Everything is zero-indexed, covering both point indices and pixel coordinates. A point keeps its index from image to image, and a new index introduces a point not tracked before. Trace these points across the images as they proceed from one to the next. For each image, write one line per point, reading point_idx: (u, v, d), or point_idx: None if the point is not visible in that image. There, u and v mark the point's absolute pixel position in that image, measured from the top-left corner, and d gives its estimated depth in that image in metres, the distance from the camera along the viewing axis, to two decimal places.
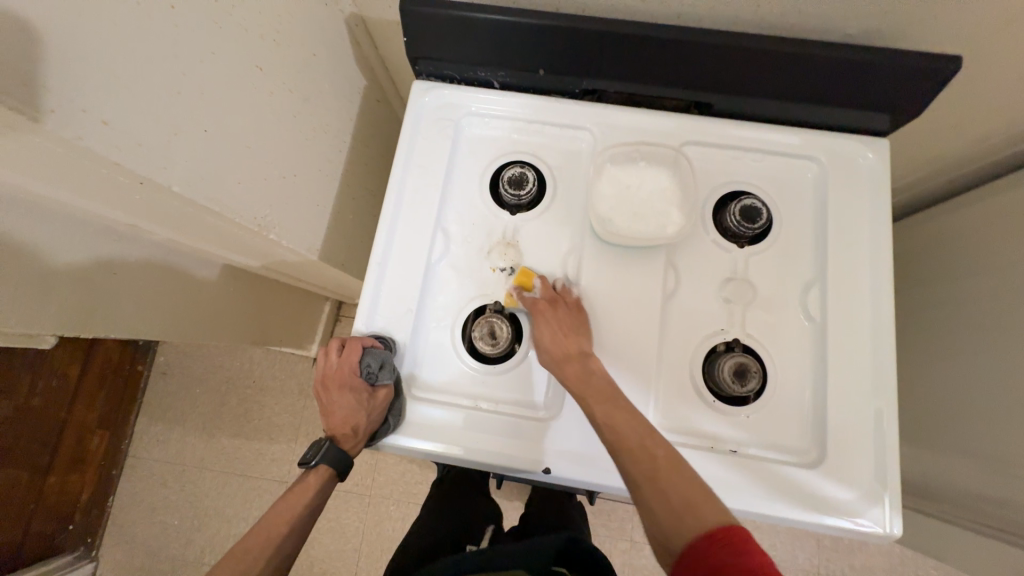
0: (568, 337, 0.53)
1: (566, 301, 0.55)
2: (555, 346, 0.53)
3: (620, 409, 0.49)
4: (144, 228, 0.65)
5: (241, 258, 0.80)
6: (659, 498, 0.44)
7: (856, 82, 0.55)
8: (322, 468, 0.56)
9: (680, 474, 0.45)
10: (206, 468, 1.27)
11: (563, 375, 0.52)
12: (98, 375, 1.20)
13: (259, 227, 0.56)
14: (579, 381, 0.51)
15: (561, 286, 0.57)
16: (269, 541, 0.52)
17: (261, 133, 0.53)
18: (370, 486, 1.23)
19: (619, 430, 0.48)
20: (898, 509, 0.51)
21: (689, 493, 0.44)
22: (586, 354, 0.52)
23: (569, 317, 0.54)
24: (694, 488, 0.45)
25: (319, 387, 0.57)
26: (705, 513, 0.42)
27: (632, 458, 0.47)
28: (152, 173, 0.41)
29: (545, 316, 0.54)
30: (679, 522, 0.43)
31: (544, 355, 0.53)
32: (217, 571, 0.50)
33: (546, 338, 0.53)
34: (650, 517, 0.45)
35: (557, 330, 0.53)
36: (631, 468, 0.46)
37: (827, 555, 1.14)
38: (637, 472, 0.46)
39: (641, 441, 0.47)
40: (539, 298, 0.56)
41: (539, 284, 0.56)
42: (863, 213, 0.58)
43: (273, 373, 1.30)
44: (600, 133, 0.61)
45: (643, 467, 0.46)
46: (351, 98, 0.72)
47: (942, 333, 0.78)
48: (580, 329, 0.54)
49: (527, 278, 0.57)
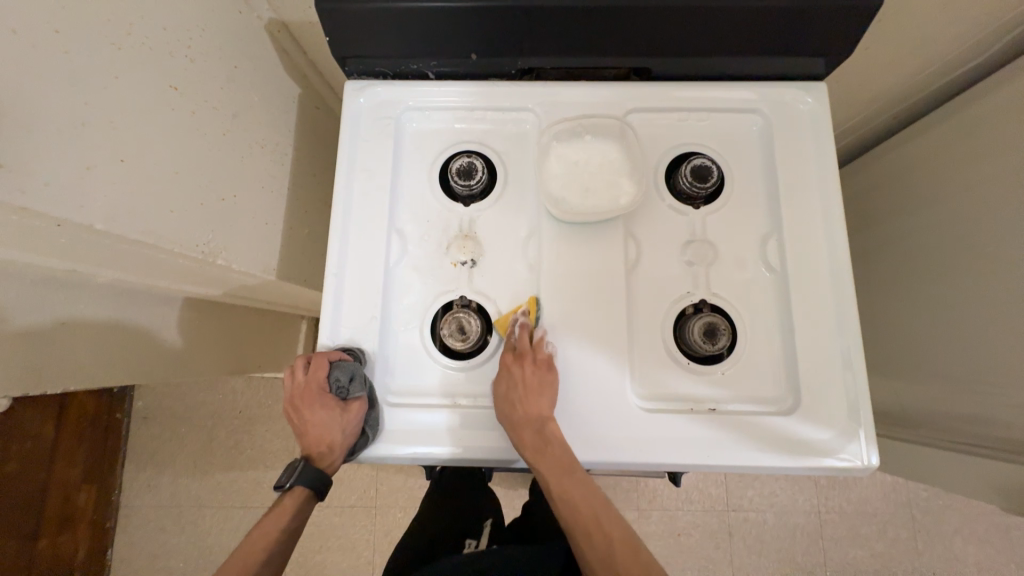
0: (529, 400, 0.51)
1: (535, 355, 0.53)
2: (513, 406, 0.52)
3: (576, 480, 0.51)
4: (86, 272, 0.62)
5: (199, 289, 0.77)
6: (606, 571, 0.50)
7: (789, 28, 0.54)
8: (298, 489, 0.55)
9: (628, 549, 0.51)
10: (203, 506, 1.24)
11: (517, 443, 0.51)
12: (75, 430, 1.16)
13: (204, 253, 0.53)
14: (535, 448, 0.51)
15: (538, 338, 0.54)
16: (245, 571, 0.51)
17: (190, 156, 0.51)
18: (374, 498, 1.22)
19: (565, 493, 0.51)
20: (873, 442, 0.52)
21: (636, 560, 0.51)
22: (544, 418, 0.51)
23: (534, 374, 0.53)
24: (637, 558, 0.51)
25: (287, 408, 0.55)
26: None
27: (590, 542, 0.52)
28: (68, 213, 0.38)
29: (511, 377, 0.53)
30: None
31: (500, 415, 0.52)
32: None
33: (503, 403, 0.52)
34: (594, 573, 0.51)
35: (516, 400, 0.52)
36: (578, 535, 0.52)
37: (824, 493, 1.19)
38: (596, 559, 0.51)
39: (586, 508, 0.52)
40: (509, 351, 0.54)
41: (514, 333, 0.54)
42: (810, 158, 0.59)
43: (259, 401, 1.28)
44: (543, 111, 0.60)
45: (598, 549, 0.51)
46: (286, 109, 0.69)
47: (901, 266, 0.80)
48: (549, 387, 0.52)
49: (506, 321, 0.55)
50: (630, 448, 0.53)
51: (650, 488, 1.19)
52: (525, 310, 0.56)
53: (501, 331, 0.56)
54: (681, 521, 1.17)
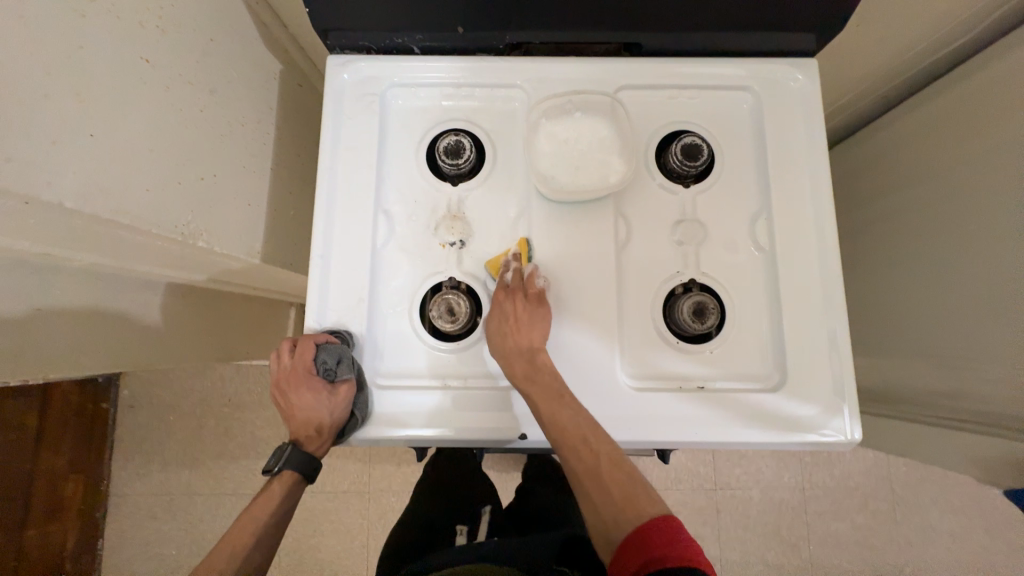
0: (522, 331, 0.52)
1: (528, 291, 0.54)
2: (505, 336, 0.52)
3: (569, 406, 0.49)
4: (58, 256, 0.59)
5: (182, 274, 0.75)
6: (597, 489, 0.47)
7: (780, 2, 0.53)
8: (286, 473, 0.55)
9: (620, 467, 0.47)
10: (195, 493, 1.24)
11: (506, 368, 0.51)
12: (59, 419, 1.14)
13: (184, 235, 0.52)
14: (526, 375, 0.51)
15: (530, 273, 0.54)
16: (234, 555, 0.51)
17: (166, 134, 0.49)
18: (367, 482, 1.23)
19: (557, 422, 0.48)
20: (857, 417, 0.53)
21: (630, 490, 0.46)
22: (534, 348, 0.52)
23: (525, 305, 0.53)
24: (635, 486, 0.47)
25: (274, 391, 0.55)
26: (642, 503, 0.45)
27: (573, 453, 0.48)
28: (36, 191, 0.36)
29: (503, 305, 0.53)
30: (617, 515, 0.45)
31: (492, 346, 0.53)
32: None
33: (495, 331, 0.53)
34: (595, 516, 0.46)
35: (508, 327, 0.52)
36: (573, 462, 0.48)
37: (808, 469, 1.22)
38: (579, 468, 0.48)
39: (573, 426, 0.48)
40: (502, 283, 0.54)
41: (507, 274, 0.54)
42: (799, 136, 0.58)
43: (248, 388, 1.26)
44: (532, 88, 0.59)
45: (587, 461, 0.47)
46: (267, 85, 0.67)
47: (888, 246, 0.81)
48: (541, 319, 0.53)
49: (498, 261, 0.56)
50: (620, 427, 0.53)
51: (639, 468, 1.21)
52: (515, 254, 0.56)
53: (491, 272, 0.56)
54: (670, 499, 1.20)
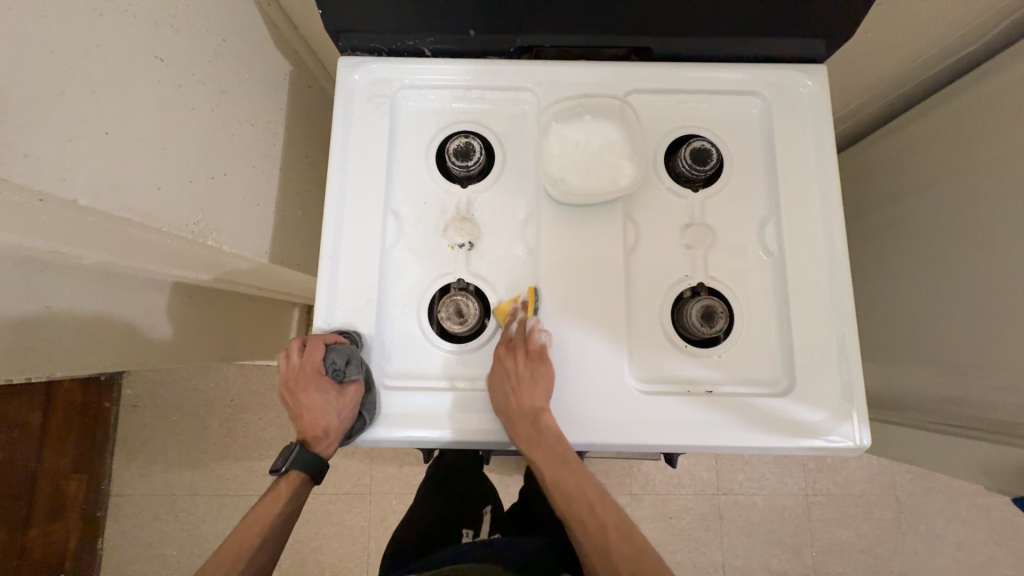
0: (524, 394, 0.51)
1: (529, 348, 0.53)
2: (507, 405, 0.52)
3: (573, 471, 0.52)
4: (69, 254, 0.60)
5: (189, 274, 0.75)
6: (605, 557, 0.50)
7: (791, 8, 0.53)
8: (293, 473, 0.55)
9: (624, 536, 0.51)
10: (197, 493, 1.24)
11: (512, 435, 0.51)
12: (62, 418, 1.14)
13: (194, 233, 0.52)
14: (529, 438, 0.51)
15: (531, 329, 0.53)
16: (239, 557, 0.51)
17: (178, 132, 0.49)
18: (369, 484, 1.22)
19: (562, 487, 0.52)
20: (866, 422, 0.53)
21: (633, 553, 0.50)
22: (538, 409, 0.51)
23: (528, 366, 0.52)
24: (638, 549, 0.50)
25: (283, 391, 0.55)
26: (648, 569, 0.49)
27: (575, 514, 0.52)
28: (50, 188, 0.37)
29: (506, 367, 0.53)
30: None
31: (497, 411, 0.52)
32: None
33: (498, 402, 0.52)
34: (597, 572, 0.50)
35: (511, 388, 0.52)
36: (581, 536, 0.51)
37: (812, 476, 1.21)
38: (589, 543, 0.51)
39: (575, 492, 0.52)
40: (506, 346, 0.54)
41: (511, 326, 0.54)
42: (809, 141, 0.58)
43: (251, 388, 1.26)
44: (541, 91, 0.59)
45: (594, 537, 0.51)
46: (277, 86, 0.67)
47: (894, 252, 0.81)
48: (542, 380, 0.52)
49: (505, 308, 0.55)
50: (629, 429, 0.53)
51: (642, 472, 1.21)
52: (523, 301, 0.55)
53: (499, 319, 0.55)
54: (673, 504, 1.19)
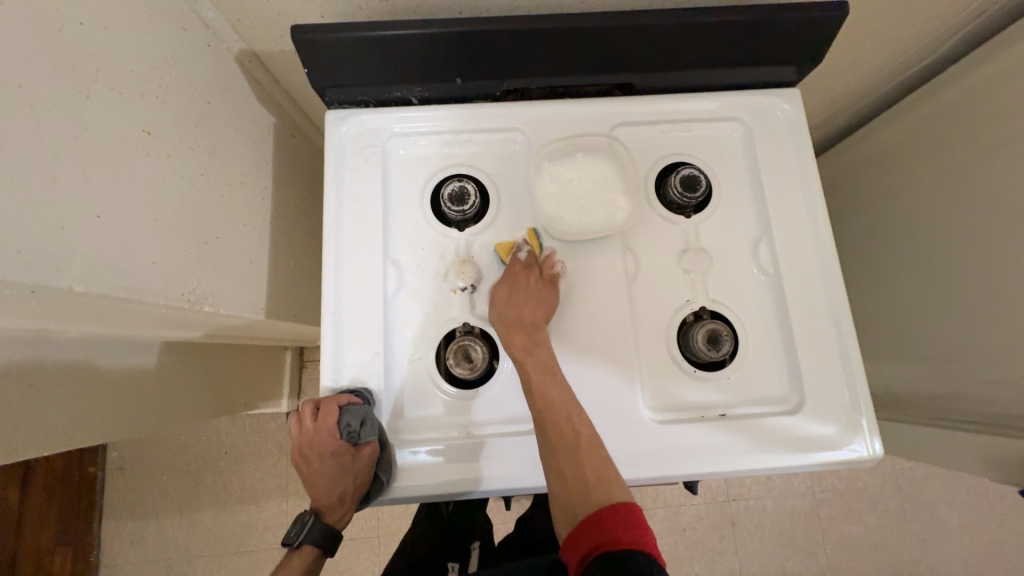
0: (528, 307, 0.54)
1: (541, 272, 0.56)
2: (508, 313, 0.54)
3: (561, 385, 0.51)
4: (52, 330, 0.57)
5: (180, 333, 0.73)
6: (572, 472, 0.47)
7: (761, 39, 0.56)
8: (307, 547, 0.54)
9: (596, 450, 0.49)
10: (194, 556, 1.18)
11: (511, 342, 0.53)
12: (45, 489, 1.09)
13: (189, 301, 0.51)
14: (525, 348, 0.53)
15: (545, 258, 0.56)
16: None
17: (169, 202, 0.48)
18: (378, 529, 1.18)
19: (546, 395, 0.50)
20: (877, 433, 0.54)
21: (601, 468, 0.48)
22: (536, 325, 0.54)
23: (537, 287, 0.55)
24: (607, 466, 0.48)
25: (297, 455, 0.54)
26: (611, 489, 0.46)
27: (555, 428, 0.49)
28: (44, 279, 0.35)
29: (515, 281, 0.55)
30: (585, 492, 0.46)
31: (496, 317, 0.55)
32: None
33: (501, 304, 0.55)
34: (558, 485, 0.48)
35: (515, 301, 0.54)
36: (551, 438, 0.49)
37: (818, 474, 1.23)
38: (557, 446, 0.49)
39: (559, 403, 0.50)
40: (514, 263, 0.56)
41: (519, 254, 0.57)
42: (790, 161, 0.61)
43: (246, 439, 1.22)
44: (530, 131, 0.60)
45: (565, 439, 0.48)
46: (263, 141, 0.67)
47: (877, 254, 0.84)
48: (544, 302, 0.54)
49: (509, 244, 0.57)
50: (649, 462, 0.53)
51: (653, 488, 1.20)
52: (525, 241, 0.58)
53: (501, 253, 0.57)
54: (686, 516, 1.19)
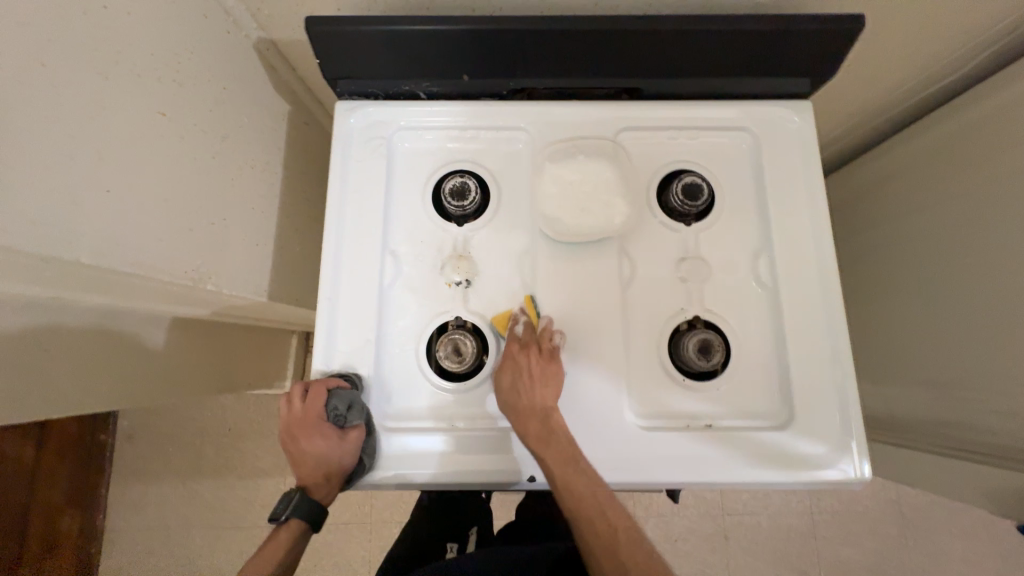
0: (535, 389, 0.52)
1: (540, 347, 0.54)
2: (516, 394, 0.52)
3: (580, 471, 0.50)
4: (66, 298, 0.60)
5: (188, 309, 0.76)
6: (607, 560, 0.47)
7: (774, 50, 0.55)
8: (293, 522, 0.53)
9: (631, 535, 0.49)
10: (194, 526, 1.22)
11: (522, 430, 0.51)
12: (58, 451, 1.14)
13: (194, 279, 0.52)
14: (539, 437, 0.51)
15: (542, 327, 0.55)
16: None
17: (180, 183, 0.50)
18: (370, 513, 1.21)
19: (570, 484, 0.49)
20: (866, 456, 0.53)
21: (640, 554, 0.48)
22: (547, 409, 0.52)
23: (539, 365, 0.53)
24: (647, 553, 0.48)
25: (284, 436, 0.54)
26: None
27: (584, 515, 0.49)
28: (55, 250, 0.37)
29: (518, 362, 0.53)
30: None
31: (504, 403, 0.53)
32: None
33: (507, 387, 0.53)
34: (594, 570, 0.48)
35: (521, 386, 0.52)
36: (584, 524, 0.49)
37: (816, 493, 1.20)
38: (589, 532, 0.49)
39: (586, 490, 0.49)
40: (515, 340, 0.55)
41: (516, 327, 0.56)
42: (797, 174, 0.60)
43: (249, 417, 1.25)
44: (534, 130, 0.60)
45: (597, 526, 0.48)
46: (275, 127, 0.69)
47: (886, 274, 0.82)
48: (549, 384, 0.53)
49: (506, 316, 0.56)
50: (630, 468, 0.53)
51: (646, 495, 1.19)
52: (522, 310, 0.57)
53: (499, 327, 0.56)
54: (677, 526, 1.18)
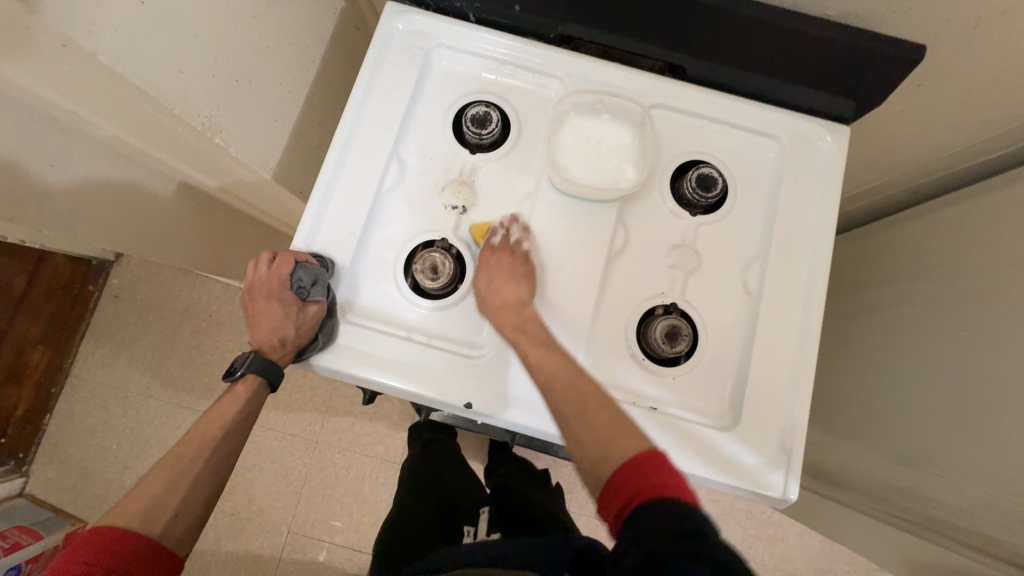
0: (511, 285, 0.54)
1: (514, 251, 0.56)
2: (492, 295, 0.54)
3: (554, 352, 0.51)
4: (84, 118, 0.61)
5: (197, 174, 0.77)
6: (579, 422, 0.46)
7: (825, 61, 0.54)
8: (250, 378, 0.56)
9: (608, 407, 0.47)
10: (152, 396, 1.25)
11: (496, 321, 0.53)
12: (46, 290, 1.15)
13: (203, 126, 0.53)
14: (517, 325, 0.52)
15: (517, 239, 0.56)
16: (201, 446, 0.53)
17: (214, 27, 0.51)
18: (318, 432, 1.23)
19: (544, 364, 0.49)
20: (797, 477, 0.53)
21: (618, 427, 0.46)
22: (522, 303, 0.53)
23: (512, 261, 0.55)
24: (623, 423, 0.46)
25: (247, 299, 0.56)
26: (633, 436, 0.45)
27: (557, 390, 0.48)
28: (73, 34, 0.38)
29: (490, 261, 0.55)
30: (604, 451, 0.44)
31: (482, 304, 0.54)
32: (154, 474, 0.50)
33: (484, 286, 0.54)
34: (576, 447, 0.46)
35: (495, 274, 0.54)
36: (558, 402, 0.48)
37: (749, 541, 1.19)
38: (566, 407, 0.47)
39: (564, 379, 0.49)
40: (494, 246, 0.56)
41: (493, 238, 0.56)
42: (813, 196, 0.59)
43: (231, 309, 1.28)
44: (570, 82, 0.60)
45: (569, 399, 0.48)
46: (325, 18, 0.69)
47: (869, 334, 0.80)
48: (525, 278, 0.54)
49: (484, 228, 0.57)
50: None
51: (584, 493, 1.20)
52: (502, 224, 0.57)
53: (477, 237, 0.57)
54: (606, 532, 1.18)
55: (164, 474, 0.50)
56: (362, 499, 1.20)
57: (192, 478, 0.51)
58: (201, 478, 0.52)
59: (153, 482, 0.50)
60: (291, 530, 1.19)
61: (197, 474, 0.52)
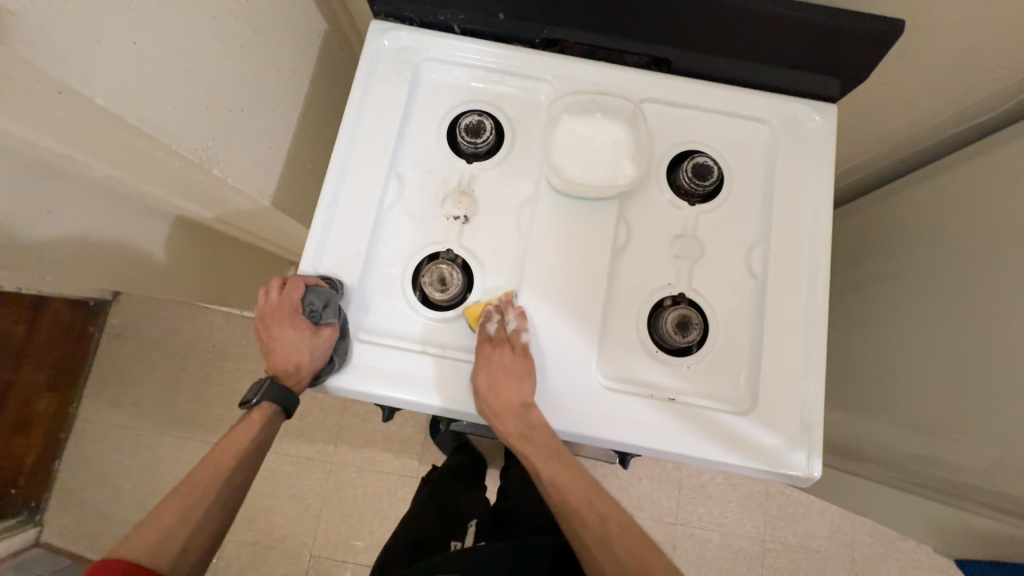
0: (509, 387, 0.52)
1: (514, 344, 0.53)
2: (492, 394, 0.52)
3: (566, 470, 0.53)
4: (79, 161, 0.61)
5: (194, 206, 0.77)
6: (590, 537, 0.50)
7: (808, 42, 0.55)
8: (265, 405, 0.56)
9: (623, 530, 0.50)
10: (162, 432, 1.24)
11: (501, 428, 0.52)
12: (48, 335, 1.14)
13: (201, 159, 0.54)
14: (521, 433, 0.52)
15: (513, 328, 0.54)
16: (215, 474, 0.52)
17: (203, 60, 0.51)
18: (333, 453, 1.22)
19: (558, 481, 0.52)
20: (819, 454, 0.53)
21: (637, 544, 0.49)
22: (526, 405, 0.52)
23: (512, 360, 0.52)
24: (640, 540, 0.50)
25: (260, 325, 0.56)
26: (652, 563, 0.48)
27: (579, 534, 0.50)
28: (69, 79, 0.38)
29: (492, 360, 0.53)
30: (621, 572, 0.47)
31: (481, 405, 0.52)
32: (163, 507, 0.49)
33: (488, 394, 0.52)
34: (597, 572, 0.48)
35: (496, 384, 0.52)
36: (573, 519, 0.51)
37: (772, 523, 1.20)
38: (581, 531, 0.50)
39: (578, 492, 0.52)
40: (488, 338, 0.54)
41: (488, 324, 0.54)
42: (807, 175, 0.60)
43: (235, 338, 1.27)
44: (559, 84, 0.61)
45: (593, 529, 0.50)
46: (310, 41, 0.70)
47: (873, 306, 0.81)
48: (527, 374, 0.52)
49: (477, 311, 0.55)
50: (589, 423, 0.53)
51: None
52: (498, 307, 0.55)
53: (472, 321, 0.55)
54: None
55: (175, 507, 0.49)
56: (383, 516, 1.20)
57: (205, 508, 0.50)
58: (210, 511, 0.51)
59: (162, 516, 0.49)
60: (314, 554, 1.18)
61: (209, 503, 0.51)
